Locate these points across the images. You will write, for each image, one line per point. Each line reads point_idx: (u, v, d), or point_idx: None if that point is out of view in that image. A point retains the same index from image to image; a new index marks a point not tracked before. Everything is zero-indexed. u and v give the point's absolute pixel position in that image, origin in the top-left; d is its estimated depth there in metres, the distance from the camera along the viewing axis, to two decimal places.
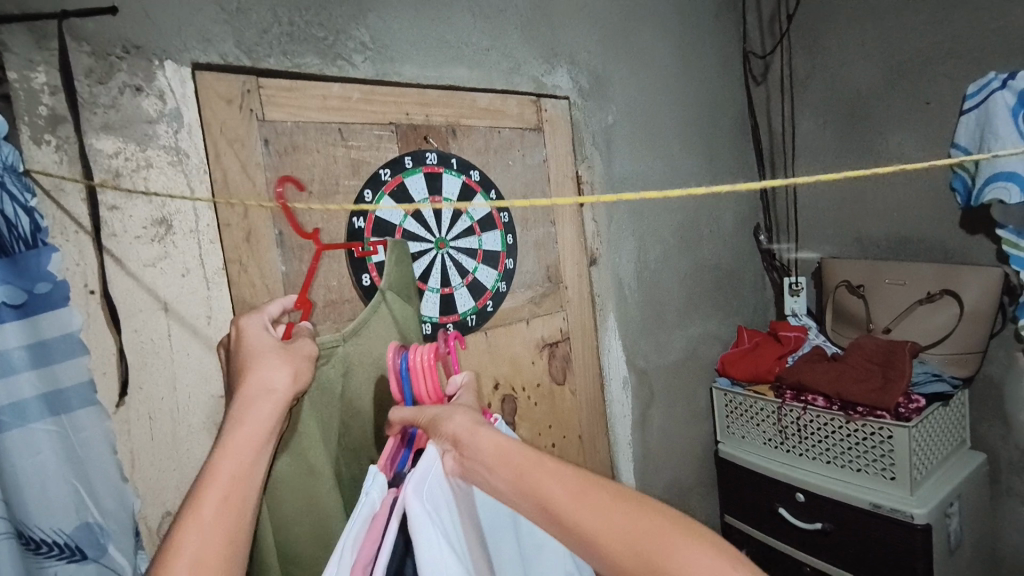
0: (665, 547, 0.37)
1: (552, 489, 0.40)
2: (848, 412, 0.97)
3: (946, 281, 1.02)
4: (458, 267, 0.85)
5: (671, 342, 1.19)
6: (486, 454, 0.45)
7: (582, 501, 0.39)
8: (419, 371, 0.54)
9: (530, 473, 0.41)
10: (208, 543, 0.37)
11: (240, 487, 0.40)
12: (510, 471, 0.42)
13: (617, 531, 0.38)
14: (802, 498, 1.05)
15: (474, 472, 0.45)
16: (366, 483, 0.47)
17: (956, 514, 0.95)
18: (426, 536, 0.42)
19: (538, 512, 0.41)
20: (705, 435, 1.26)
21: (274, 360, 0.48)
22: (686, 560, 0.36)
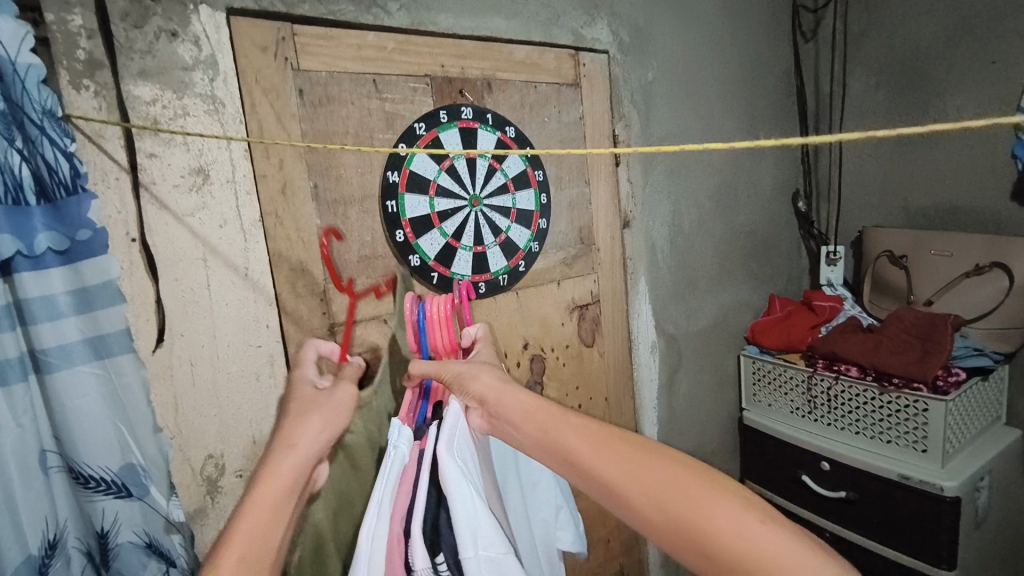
0: (685, 495, 0.38)
1: (574, 442, 0.42)
2: (882, 384, 0.95)
3: (995, 254, 0.97)
4: (491, 226, 0.84)
5: (701, 309, 1.17)
6: (511, 409, 0.46)
7: (603, 455, 0.41)
8: (436, 320, 0.55)
9: (554, 428, 0.43)
10: None
11: (251, 564, 0.39)
12: (533, 427, 0.43)
13: (637, 481, 0.39)
14: (827, 468, 1.05)
15: (500, 429, 0.46)
16: (391, 436, 0.48)
17: (986, 489, 0.94)
18: (457, 489, 0.43)
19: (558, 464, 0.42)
20: (730, 402, 1.25)
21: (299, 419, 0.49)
22: (707, 509, 0.37)
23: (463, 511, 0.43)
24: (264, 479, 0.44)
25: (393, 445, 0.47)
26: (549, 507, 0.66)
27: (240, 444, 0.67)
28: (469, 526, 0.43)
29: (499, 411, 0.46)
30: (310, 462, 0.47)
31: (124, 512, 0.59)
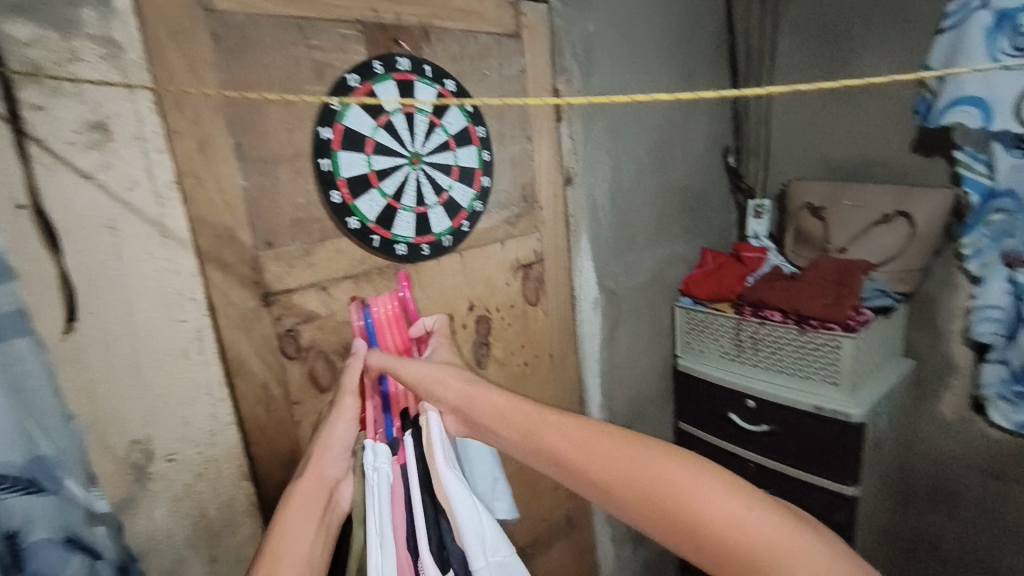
0: (656, 476, 0.43)
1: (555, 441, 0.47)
2: (802, 326, 1.04)
3: (901, 203, 1.08)
4: (433, 185, 0.81)
5: (639, 264, 1.21)
6: (483, 412, 0.52)
7: (583, 449, 0.46)
8: (384, 321, 0.60)
9: (534, 430, 0.49)
10: None
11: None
12: (515, 431, 0.49)
13: (614, 468, 0.44)
14: (752, 405, 1.13)
15: (480, 433, 0.53)
16: (368, 458, 0.53)
17: (884, 414, 1.06)
18: (465, 503, 0.53)
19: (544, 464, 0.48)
20: (665, 352, 1.32)
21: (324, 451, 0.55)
22: (692, 496, 0.42)
23: (471, 522, 0.52)
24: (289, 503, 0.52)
25: (373, 469, 0.53)
26: (488, 480, 0.69)
27: (172, 427, 0.62)
28: (478, 533, 0.52)
29: (476, 417, 0.53)
30: (327, 487, 0.54)
31: (35, 511, 0.48)
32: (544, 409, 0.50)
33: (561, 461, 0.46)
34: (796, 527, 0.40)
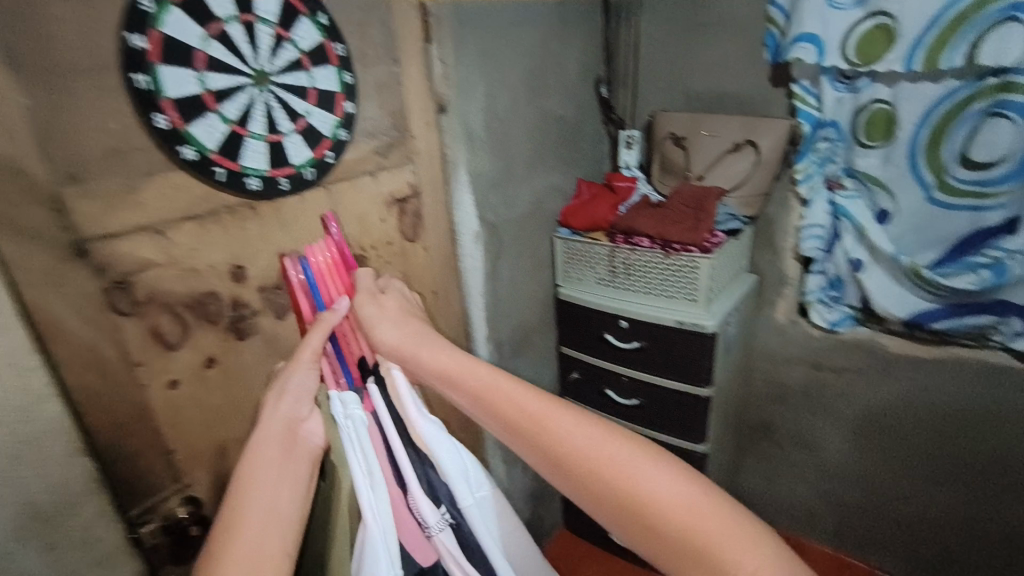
0: (627, 464, 0.51)
1: (548, 424, 0.55)
2: (667, 250, 1.12)
3: (748, 132, 1.18)
4: (283, 105, 0.70)
5: (518, 196, 1.21)
6: (437, 369, 0.62)
7: (568, 435, 0.54)
8: (324, 271, 0.65)
9: (488, 393, 0.58)
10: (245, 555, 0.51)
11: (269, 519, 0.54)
12: (470, 392, 0.59)
13: (595, 454, 0.52)
14: (625, 325, 1.22)
15: (439, 390, 0.62)
16: (338, 407, 0.61)
17: (732, 323, 1.21)
18: (447, 445, 0.67)
19: (529, 448, 0.55)
20: (547, 282, 1.36)
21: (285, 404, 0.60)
22: (623, 457, 0.51)
23: (453, 461, 0.67)
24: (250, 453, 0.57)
25: (346, 416, 0.61)
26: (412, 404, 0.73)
27: None
28: (460, 472, 0.67)
29: (423, 370, 0.63)
30: (286, 429, 0.59)
31: None
32: (539, 399, 0.57)
33: (547, 447, 0.54)
34: (737, 517, 0.49)
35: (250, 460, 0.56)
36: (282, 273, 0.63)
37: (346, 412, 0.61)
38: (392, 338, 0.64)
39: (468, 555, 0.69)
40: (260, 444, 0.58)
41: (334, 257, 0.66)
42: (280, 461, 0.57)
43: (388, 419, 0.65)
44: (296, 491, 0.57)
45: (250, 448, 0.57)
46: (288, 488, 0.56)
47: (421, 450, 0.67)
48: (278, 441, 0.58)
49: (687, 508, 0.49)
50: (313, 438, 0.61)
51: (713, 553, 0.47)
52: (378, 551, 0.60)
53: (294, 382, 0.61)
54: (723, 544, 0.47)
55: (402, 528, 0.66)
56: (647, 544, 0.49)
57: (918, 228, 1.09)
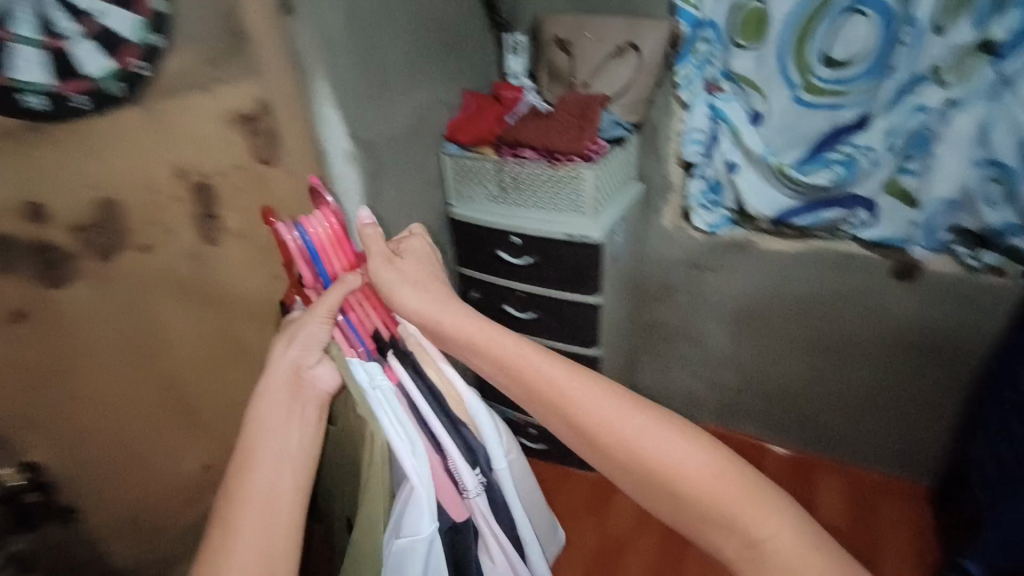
0: (621, 418, 0.54)
1: (545, 379, 0.57)
2: (552, 161, 1.11)
3: (630, 33, 1.15)
4: (58, 0, 0.58)
5: (395, 110, 1.11)
6: (467, 339, 0.61)
7: (564, 391, 0.55)
8: (325, 243, 0.63)
9: (525, 374, 0.57)
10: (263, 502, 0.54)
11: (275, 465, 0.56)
12: (503, 373, 0.58)
13: (589, 412, 0.54)
14: (517, 241, 1.21)
15: (470, 363, 0.62)
16: (364, 378, 0.61)
17: (620, 232, 1.23)
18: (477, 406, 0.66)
19: (530, 400, 0.58)
20: (438, 201, 1.31)
21: (300, 356, 0.61)
22: (667, 457, 0.51)
23: (484, 420, 0.66)
24: (259, 399, 0.59)
25: (373, 386, 0.60)
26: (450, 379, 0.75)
27: None
28: (494, 435, 0.67)
29: (455, 344, 0.62)
30: (292, 378, 0.60)
31: None
32: (539, 354, 0.58)
33: (546, 401, 0.56)
34: (731, 467, 0.51)
35: (258, 407, 0.58)
36: (274, 237, 0.61)
37: (370, 380, 0.61)
38: (418, 298, 0.63)
39: (501, 509, 0.69)
40: (266, 392, 0.59)
41: (334, 226, 0.63)
42: (289, 407, 0.59)
43: (412, 382, 0.63)
44: (306, 432, 0.59)
45: (256, 397, 0.59)
46: (298, 431, 0.59)
47: (451, 414, 0.65)
48: (286, 386, 0.60)
49: (681, 462, 0.51)
50: (322, 384, 0.61)
51: (704, 499, 0.50)
52: (417, 512, 0.59)
53: (301, 333, 0.61)
54: (715, 491, 0.50)
55: (442, 496, 0.62)
56: (640, 490, 0.53)
57: (782, 130, 1.12)
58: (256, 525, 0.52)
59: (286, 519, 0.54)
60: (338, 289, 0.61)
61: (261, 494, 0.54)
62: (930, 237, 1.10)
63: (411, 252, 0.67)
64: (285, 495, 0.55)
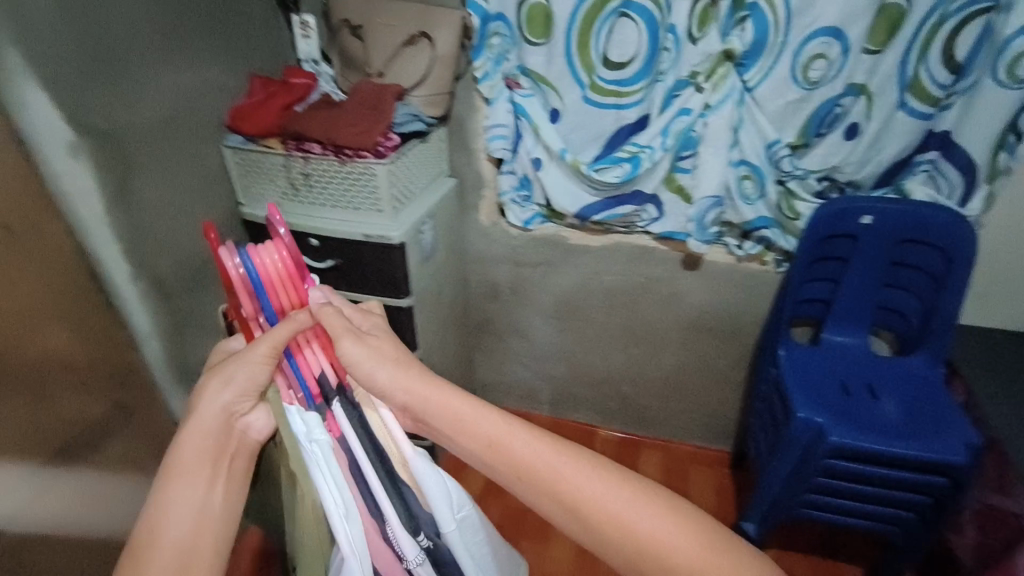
0: (597, 493, 0.60)
1: (513, 454, 0.62)
2: (340, 156, 1.03)
3: (422, 23, 1.10)
4: None
5: (148, 94, 0.93)
6: (447, 418, 0.64)
7: (550, 469, 0.61)
8: (271, 279, 0.64)
9: (501, 445, 0.62)
10: (169, 545, 0.57)
11: (190, 515, 0.58)
12: (483, 443, 0.63)
13: (573, 491, 0.59)
14: (315, 243, 1.11)
15: (447, 437, 0.65)
16: (301, 431, 0.62)
17: (428, 231, 1.19)
18: (431, 478, 0.65)
19: (503, 472, 0.62)
20: (225, 201, 1.14)
21: (233, 401, 0.62)
22: (636, 520, 0.58)
23: (433, 491, 0.65)
24: (186, 432, 0.61)
25: (309, 442, 0.62)
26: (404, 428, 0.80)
27: None
28: (444, 497, 0.66)
29: (429, 418, 0.65)
30: (221, 423, 0.62)
31: None
32: (510, 428, 0.63)
33: (518, 475, 0.61)
34: (695, 531, 0.58)
35: (191, 452, 0.60)
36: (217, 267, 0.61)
37: (308, 434, 0.62)
38: (382, 375, 0.66)
39: (448, 567, 0.70)
40: (193, 437, 0.61)
41: (285, 260, 0.65)
42: (215, 459, 0.61)
43: (354, 440, 0.63)
44: (232, 482, 0.62)
45: (182, 440, 0.60)
46: (224, 482, 0.61)
47: (399, 477, 0.66)
48: (217, 432, 0.62)
49: (654, 530, 0.58)
50: (255, 431, 0.64)
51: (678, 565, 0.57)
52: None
53: (237, 376, 0.62)
54: (682, 554, 0.57)
55: (379, 553, 0.67)
56: (618, 557, 0.59)
57: (576, 126, 1.17)
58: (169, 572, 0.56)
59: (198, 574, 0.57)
60: (284, 332, 0.62)
61: (175, 544, 0.57)
62: (719, 237, 1.23)
63: (375, 328, 0.70)
64: (201, 547, 0.58)
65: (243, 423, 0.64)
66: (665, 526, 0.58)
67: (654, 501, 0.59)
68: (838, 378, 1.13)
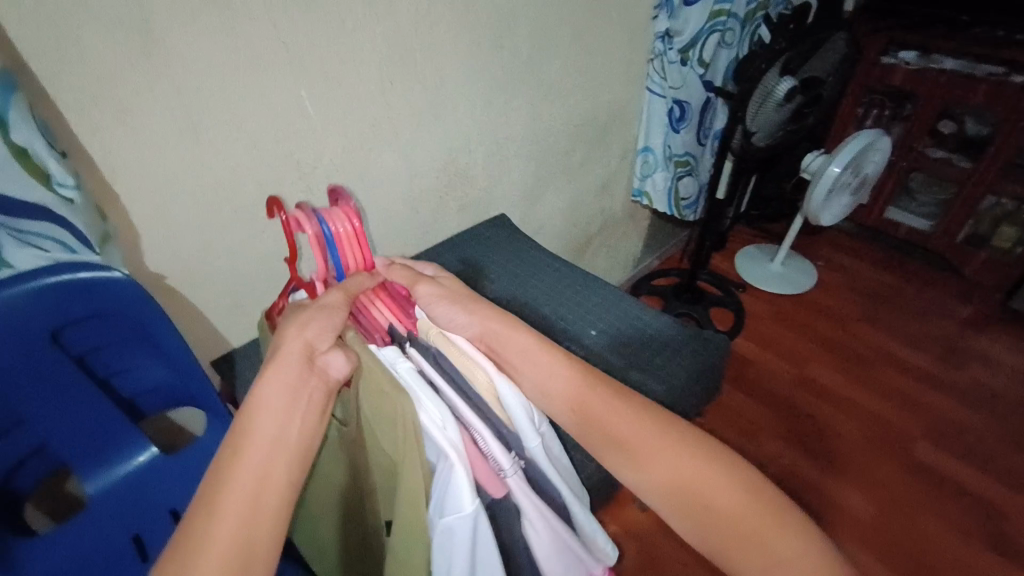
0: (667, 459, 0.57)
1: (594, 414, 0.61)
2: None
3: None
4: None
5: None
6: (513, 346, 0.66)
7: (614, 433, 0.59)
8: (341, 238, 0.70)
9: (564, 373, 0.64)
10: (257, 477, 0.49)
11: (270, 449, 0.52)
12: (541, 373, 0.64)
13: (639, 444, 0.58)
14: None
15: (514, 362, 0.66)
16: (384, 355, 0.66)
17: None
18: (513, 394, 0.63)
19: (568, 419, 0.63)
20: None
21: (300, 363, 0.59)
22: (699, 474, 0.55)
23: (516, 407, 0.64)
24: (273, 363, 0.58)
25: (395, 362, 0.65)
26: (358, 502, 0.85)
27: None
28: (527, 416, 0.65)
29: (503, 348, 0.67)
30: (302, 352, 0.60)
31: None
32: (566, 361, 0.64)
33: (568, 403, 0.62)
34: (715, 467, 0.55)
35: (276, 384, 0.56)
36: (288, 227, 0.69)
37: (391, 361, 0.65)
38: (458, 315, 0.69)
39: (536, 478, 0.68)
40: (278, 370, 0.57)
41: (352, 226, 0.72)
42: (293, 391, 0.56)
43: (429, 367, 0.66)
44: (307, 420, 0.56)
45: (267, 371, 0.57)
46: (303, 417, 0.56)
47: (480, 398, 0.65)
48: (297, 363, 0.58)
49: (681, 471, 0.55)
50: (332, 372, 0.60)
51: (753, 534, 0.52)
52: (453, 490, 0.57)
53: (314, 317, 0.63)
54: (712, 493, 0.54)
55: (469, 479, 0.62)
56: (690, 522, 0.55)
57: None
58: (237, 499, 0.48)
59: (267, 502, 0.49)
60: (354, 283, 0.69)
61: (251, 462, 0.50)
62: None
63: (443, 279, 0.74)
64: (275, 473, 0.50)
65: (322, 359, 0.60)
66: (694, 463, 0.56)
67: (690, 443, 0.57)
68: (130, 534, 0.83)
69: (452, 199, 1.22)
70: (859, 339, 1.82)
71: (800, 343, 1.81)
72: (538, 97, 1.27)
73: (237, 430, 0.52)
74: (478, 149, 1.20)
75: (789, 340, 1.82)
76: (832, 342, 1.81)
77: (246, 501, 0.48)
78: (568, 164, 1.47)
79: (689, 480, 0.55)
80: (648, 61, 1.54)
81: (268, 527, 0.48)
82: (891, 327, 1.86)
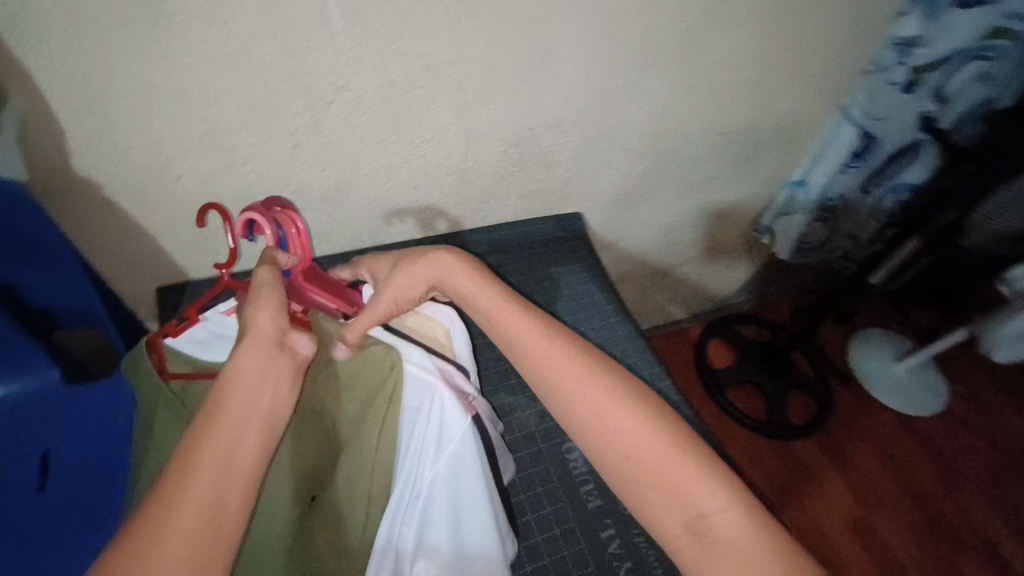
0: (613, 411, 0.50)
1: (537, 364, 0.54)
2: None
3: None
4: None
5: None
6: (459, 290, 0.60)
7: (559, 383, 0.52)
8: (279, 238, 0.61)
9: (498, 319, 0.57)
10: (223, 463, 0.44)
11: (243, 428, 0.47)
12: (483, 312, 0.58)
13: (578, 394, 0.51)
14: None
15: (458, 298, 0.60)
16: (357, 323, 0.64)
17: None
18: (457, 329, 0.71)
19: (504, 346, 0.56)
20: None
21: (268, 345, 0.53)
22: (641, 434, 0.49)
23: (460, 348, 0.70)
24: (240, 346, 0.52)
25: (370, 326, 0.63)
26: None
27: None
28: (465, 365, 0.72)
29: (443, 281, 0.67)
30: (271, 336, 0.53)
31: None
32: (500, 298, 0.58)
33: (508, 347, 0.56)
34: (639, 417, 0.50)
35: (251, 361, 0.51)
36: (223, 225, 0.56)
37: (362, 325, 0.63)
38: (406, 274, 0.61)
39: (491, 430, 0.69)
40: (249, 351, 0.52)
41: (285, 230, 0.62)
42: (270, 363, 0.52)
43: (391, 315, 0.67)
44: (279, 389, 0.52)
45: (239, 348, 0.51)
46: (278, 390, 0.51)
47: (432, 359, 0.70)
48: (266, 345, 0.52)
49: (614, 417, 0.50)
50: (304, 352, 0.55)
51: (694, 492, 0.47)
52: (450, 413, 0.60)
53: (264, 297, 0.55)
54: (636, 441, 0.49)
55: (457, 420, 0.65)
56: (638, 478, 0.48)
57: None
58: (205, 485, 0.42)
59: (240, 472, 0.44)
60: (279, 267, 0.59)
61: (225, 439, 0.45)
62: None
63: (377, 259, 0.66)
64: (248, 444, 0.46)
65: (288, 338, 0.55)
66: (615, 409, 0.50)
67: (606, 381, 0.52)
68: None
69: (519, 182, 0.93)
70: (948, 494, 1.51)
71: (878, 473, 1.53)
72: (679, 83, 0.90)
73: (204, 414, 0.46)
74: (573, 130, 0.88)
75: (847, 444, 1.57)
76: (903, 470, 1.55)
77: (212, 488, 0.42)
78: (689, 174, 1.11)
79: (611, 423, 0.50)
80: (860, 74, 1.09)
81: (234, 498, 0.43)
82: (994, 491, 1.52)
